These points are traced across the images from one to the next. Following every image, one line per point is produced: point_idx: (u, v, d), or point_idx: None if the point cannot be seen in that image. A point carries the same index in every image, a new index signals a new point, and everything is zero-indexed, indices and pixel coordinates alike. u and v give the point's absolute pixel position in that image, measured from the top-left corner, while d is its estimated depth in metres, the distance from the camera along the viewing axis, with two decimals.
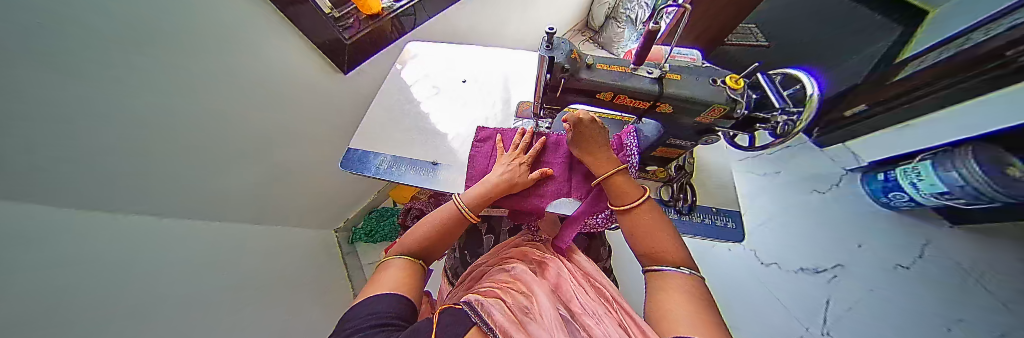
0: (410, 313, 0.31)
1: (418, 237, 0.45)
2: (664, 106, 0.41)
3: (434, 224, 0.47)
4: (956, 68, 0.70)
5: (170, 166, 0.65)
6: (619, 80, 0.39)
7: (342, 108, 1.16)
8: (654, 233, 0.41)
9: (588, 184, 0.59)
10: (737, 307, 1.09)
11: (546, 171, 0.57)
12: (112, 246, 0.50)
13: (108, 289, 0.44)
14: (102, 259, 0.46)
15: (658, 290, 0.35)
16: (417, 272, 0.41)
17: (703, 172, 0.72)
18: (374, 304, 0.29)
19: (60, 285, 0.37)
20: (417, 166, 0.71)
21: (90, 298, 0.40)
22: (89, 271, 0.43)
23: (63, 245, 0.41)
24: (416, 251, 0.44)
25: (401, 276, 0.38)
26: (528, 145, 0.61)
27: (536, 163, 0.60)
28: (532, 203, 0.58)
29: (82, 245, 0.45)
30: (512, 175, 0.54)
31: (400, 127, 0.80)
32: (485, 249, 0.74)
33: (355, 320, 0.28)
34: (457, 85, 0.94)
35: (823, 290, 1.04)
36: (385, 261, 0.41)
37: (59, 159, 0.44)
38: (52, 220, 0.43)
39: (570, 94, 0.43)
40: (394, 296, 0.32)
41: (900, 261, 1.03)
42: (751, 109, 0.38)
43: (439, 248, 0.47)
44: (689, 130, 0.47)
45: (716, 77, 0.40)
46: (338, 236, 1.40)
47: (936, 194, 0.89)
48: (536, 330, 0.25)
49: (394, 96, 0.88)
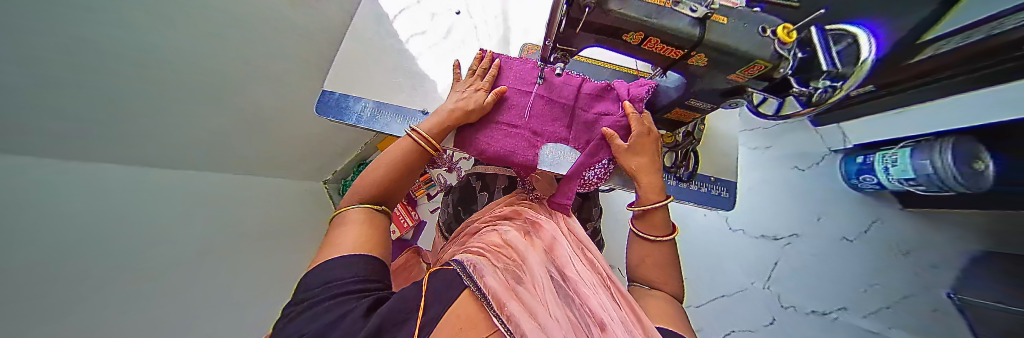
0: (379, 274, 0.27)
1: (374, 181, 0.39)
2: (699, 57, 0.36)
3: (394, 163, 0.42)
4: (981, 53, 0.67)
5: (138, 118, 0.58)
6: (653, 16, 0.32)
7: (312, 41, 1.00)
8: (657, 257, 0.42)
9: (589, 133, 0.57)
10: (698, 277, 1.23)
11: (504, 89, 0.54)
12: (67, 208, 0.43)
13: (76, 235, 0.43)
14: (58, 222, 0.41)
15: (638, 262, 0.43)
16: (383, 225, 0.37)
17: (712, 139, 0.70)
18: (342, 268, 0.25)
19: (48, 262, 0.37)
20: (404, 114, 0.64)
21: (49, 261, 0.37)
22: (59, 220, 0.41)
23: (49, 195, 0.41)
24: (377, 196, 0.39)
25: (361, 234, 0.32)
26: (487, 71, 0.57)
27: (494, 88, 0.57)
28: (506, 150, 0.54)
29: (45, 212, 0.40)
30: (467, 102, 0.51)
31: (383, 67, 0.69)
32: (480, 206, 0.73)
33: (313, 292, 0.23)
34: (453, 19, 0.81)
35: (775, 254, 1.21)
36: (338, 214, 0.35)
37: (9, 114, 0.38)
38: (42, 190, 0.41)
39: (590, 32, 0.37)
40: (362, 257, 0.27)
41: (847, 234, 1.14)
42: (791, 69, 0.34)
43: (400, 188, 0.42)
44: (716, 93, 0.43)
45: (766, 25, 0.34)
46: (327, 188, 1.36)
47: (903, 180, 0.96)
48: (532, 300, 0.23)
49: (374, 26, 0.73)
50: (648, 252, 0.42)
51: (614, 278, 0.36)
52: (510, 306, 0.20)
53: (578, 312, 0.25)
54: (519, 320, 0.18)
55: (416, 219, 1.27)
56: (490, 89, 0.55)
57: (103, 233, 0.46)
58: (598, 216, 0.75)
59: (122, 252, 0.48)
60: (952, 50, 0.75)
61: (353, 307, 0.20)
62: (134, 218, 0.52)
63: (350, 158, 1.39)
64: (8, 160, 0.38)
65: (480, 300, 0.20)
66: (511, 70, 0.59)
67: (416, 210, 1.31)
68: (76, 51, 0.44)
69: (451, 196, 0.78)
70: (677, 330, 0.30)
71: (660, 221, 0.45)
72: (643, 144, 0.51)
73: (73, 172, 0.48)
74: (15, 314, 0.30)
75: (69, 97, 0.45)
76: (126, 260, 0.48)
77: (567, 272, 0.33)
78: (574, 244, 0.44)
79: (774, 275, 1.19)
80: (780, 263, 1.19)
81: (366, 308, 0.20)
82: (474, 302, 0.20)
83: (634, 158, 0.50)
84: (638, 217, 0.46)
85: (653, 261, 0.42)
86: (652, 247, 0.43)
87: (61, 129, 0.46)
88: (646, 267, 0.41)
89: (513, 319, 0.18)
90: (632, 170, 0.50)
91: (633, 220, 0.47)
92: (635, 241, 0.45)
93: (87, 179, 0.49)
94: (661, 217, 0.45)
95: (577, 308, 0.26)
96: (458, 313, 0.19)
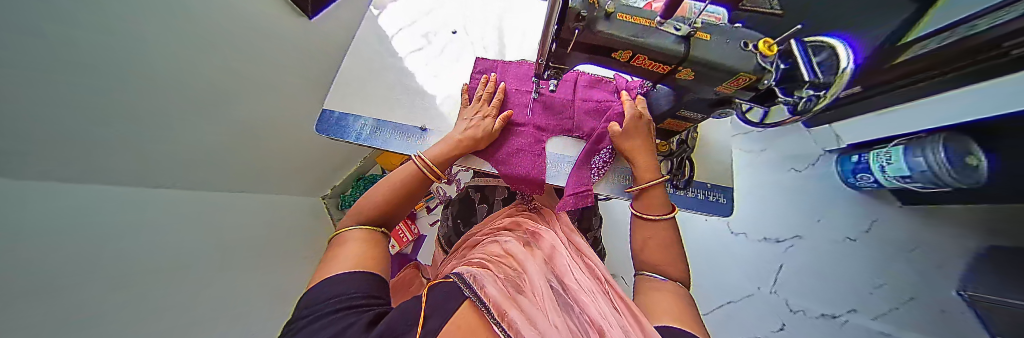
0: (379, 289, 0.27)
1: (374, 203, 0.40)
2: (685, 72, 0.37)
3: (395, 182, 0.44)
4: (957, 54, 0.69)
5: (142, 138, 0.59)
6: (639, 35, 0.34)
7: (312, 59, 1.03)
8: (660, 244, 0.42)
9: (592, 121, 0.61)
10: (705, 284, 1.21)
11: (510, 115, 0.58)
12: (70, 228, 0.44)
13: (86, 251, 0.44)
14: (62, 241, 0.41)
15: (642, 248, 0.43)
16: (383, 243, 0.37)
17: (706, 146, 0.71)
18: (340, 284, 0.25)
19: (56, 281, 0.38)
20: (403, 130, 0.65)
21: (58, 280, 0.38)
22: (70, 237, 0.43)
23: (55, 215, 0.42)
24: (378, 217, 0.40)
25: (362, 250, 0.32)
26: (491, 96, 0.60)
27: (500, 112, 0.61)
28: (520, 170, 0.56)
29: (51, 231, 0.40)
30: (475, 130, 0.54)
31: (382, 86, 0.71)
32: (480, 218, 0.73)
33: (313, 306, 0.23)
34: (448, 36, 0.83)
35: (779, 257, 1.20)
36: (339, 235, 0.35)
37: (23, 133, 0.39)
38: (46, 211, 0.41)
39: (581, 51, 0.38)
40: (360, 274, 0.27)
41: (849, 234, 1.14)
42: (778, 81, 0.35)
43: (405, 204, 0.44)
44: (704, 103, 0.45)
45: (747, 40, 0.36)
46: (326, 203, 1.36)
47: (899, 177, 0.97)
48: (531, 309, 0.23)
49: (373, 47, 0.76)
50: (651, 235, 0.43)
51: (614, 283, 0.36)
52: (510, 315, 0.20)
53: (578, 320, 0.25)
54: (520, 329, 0.18)
55: (416, 234, 1.27)
56: (496, 114, 0.58)
57: (112, 249, 0.48)
58: (598, 226, 0.74)
59: (128, 268, 0.49)
60: (929, 52, 0.77)
61: (353, 322, 0.20)
62: (129, 233, 0.52)
63: (348, 173, 1.40)
64: (15, 182, 0.39)
65: (481, 311, 0.20)
66: (509, 72, 0.67)
67: (415, 223, 1.31)
68: (93, 73, 0.46)
69: (450, 209, 0.78)
70: (682, 321, 0.29)
71: (657, 202, 0.46)
72: (636, 127, 0.51)
73: (80, 194, 0.49)
74: (35, 323, 0.32)
75: (79, 116, 0.46)
76: (132, 275, 0.49)
77: (566, 280, 0.33)
78: (573, 252, 0.43)
79: (779, 278, 1.17)
80: (785, 266, 1.18)
81: (368, 321, 0.20)
82: (474, 313, 0.20)
83: (629, 140, 0.51)
84: (640, 197, 0.48)
85: (655, 243, 0.42)
86: (656, 230, 0.43)
87: (67, 151, 0.47)
88: (647, 252, 0.42)
89: (513, 329, 0.18)
90: (626, 151, 0.51)
91: (633, 201, 0.48)
92: (637, 223, 0.46)
93: (92, 201, 0.50)
94: (657, 196, 0.47)
95: (576, 315, 0.26)
96: (459, 323, 0.19)
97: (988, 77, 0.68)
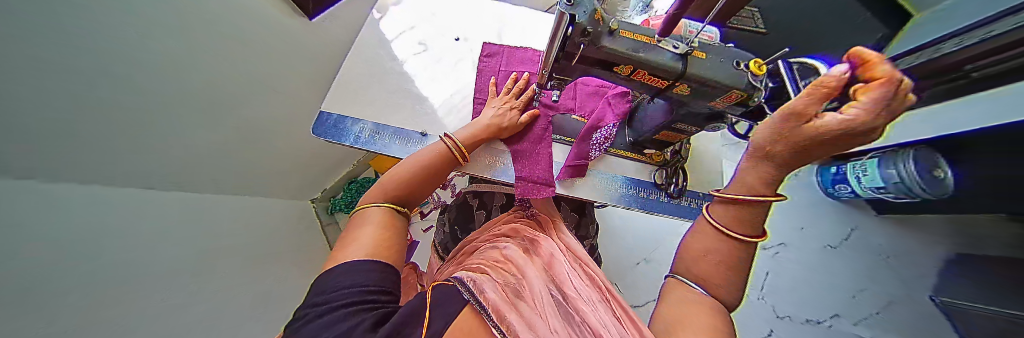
0: (390, 282, 0.27)
1: (391, 186, 0.40)
2: (681, 87, 0.39)
3: (416, 172, 0.44)
4: None
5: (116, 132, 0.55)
6: (639, 51, 0.35)
7: (317, 58, 1.01)
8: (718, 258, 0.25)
9: (593, 102, 0.65)
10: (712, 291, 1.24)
11: (536, 112, 0.61)
12: (34, 226, 0.40)
13: (49, 251, 0.41)
14: (28, 239, 0.38)
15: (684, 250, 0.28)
16: (399, 225, 0.37)
17: (698, 157, 0.74)
18: (352, 273, 0.24)
19: (20, 279, 0.35)
20: (404, 135, 0.65)
21: (21, 279, 0.35)
22: (72, 231, 0.45)
23: (18, 213, 0.39)
24: (396, 199, 0.40)
25: (380, 232, 0.33)
26: (521, 91, 0.62)
27: (528, 108, 0.63)
28: (525, 165, 0.59)
29: (14, 226, 0.37)
30: (501, 119, 0.56)
31: (385, 89, 0.71)
32: (476, 224, 0.73)
33: (326, 294, 0.22)
34: (449, 42, 0.84)
35: (768, 264, 1.22)
36: (359, 210, 0.37)
37: None
38: (9, 207, 0.38)
39: (585, 64, 0.40)
40: (375, 263, 0.27)
41: (830, 242, 1.18)
42: (767, 99, 0.37)
43: (414, 199, 0.44)
44: (700, 115, 0.47)
45: (739, 60, 0.38)
46: (315, 207, 1.29)
47: (874, 188, 0.99)
48: (532, 315, 0.24)
49: (376, 51, 0.76)
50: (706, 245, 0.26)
51: (613, 291, 0.37)
52: (510, 321, 0.20)
53: (577, 328, 0.26)
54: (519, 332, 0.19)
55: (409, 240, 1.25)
56: (523, 108, 0.60)
57: (107, 247, 0.49)
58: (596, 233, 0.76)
59: (101, 273, 0.46)
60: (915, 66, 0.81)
61: (360, 320, 0.20)
62: (104, 234, 0.49)
63: (342, 173, 1.35)
64: None
65: (480, 314, 0.20)
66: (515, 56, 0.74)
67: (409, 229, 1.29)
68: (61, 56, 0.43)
69: (447, 215, 0.78)
70: None
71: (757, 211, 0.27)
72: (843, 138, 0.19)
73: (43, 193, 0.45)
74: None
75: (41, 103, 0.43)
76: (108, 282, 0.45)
77: (566, 288, 0.33)
78: (572, 260, 0.44)
79: (766, 284, 1.20)
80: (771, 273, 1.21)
81: (373, 322, 0.20)
82: (474, 316, 0.20)
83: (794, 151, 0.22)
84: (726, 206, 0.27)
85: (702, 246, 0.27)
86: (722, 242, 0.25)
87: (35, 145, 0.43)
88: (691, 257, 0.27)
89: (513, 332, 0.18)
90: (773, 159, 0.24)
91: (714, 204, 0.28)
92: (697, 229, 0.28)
93: (61, 202, 0.47)
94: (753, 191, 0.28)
95: (577, 324, 0.26)
96: (460, 329, 0.19)
97: (947, 97, 0.75)
